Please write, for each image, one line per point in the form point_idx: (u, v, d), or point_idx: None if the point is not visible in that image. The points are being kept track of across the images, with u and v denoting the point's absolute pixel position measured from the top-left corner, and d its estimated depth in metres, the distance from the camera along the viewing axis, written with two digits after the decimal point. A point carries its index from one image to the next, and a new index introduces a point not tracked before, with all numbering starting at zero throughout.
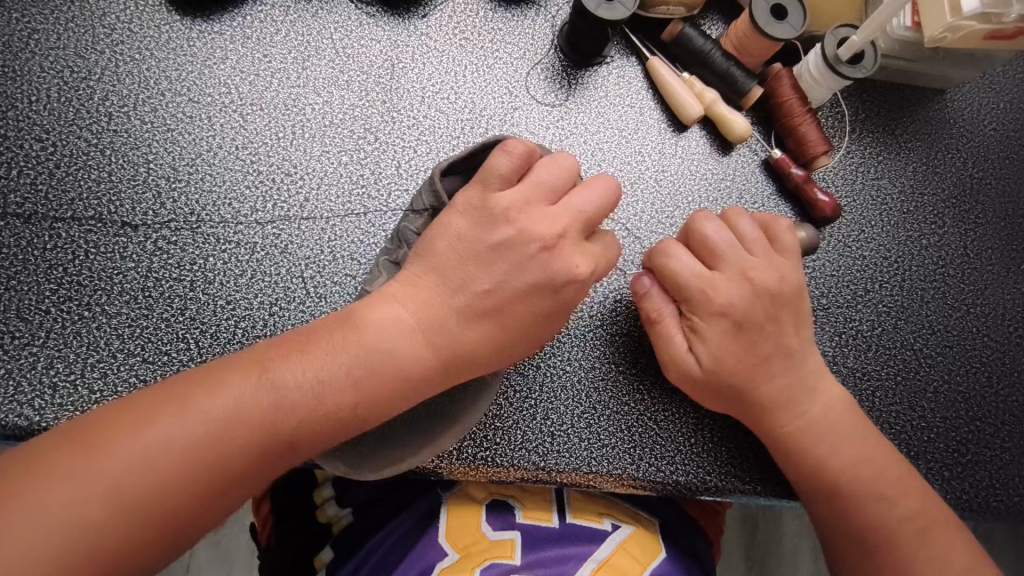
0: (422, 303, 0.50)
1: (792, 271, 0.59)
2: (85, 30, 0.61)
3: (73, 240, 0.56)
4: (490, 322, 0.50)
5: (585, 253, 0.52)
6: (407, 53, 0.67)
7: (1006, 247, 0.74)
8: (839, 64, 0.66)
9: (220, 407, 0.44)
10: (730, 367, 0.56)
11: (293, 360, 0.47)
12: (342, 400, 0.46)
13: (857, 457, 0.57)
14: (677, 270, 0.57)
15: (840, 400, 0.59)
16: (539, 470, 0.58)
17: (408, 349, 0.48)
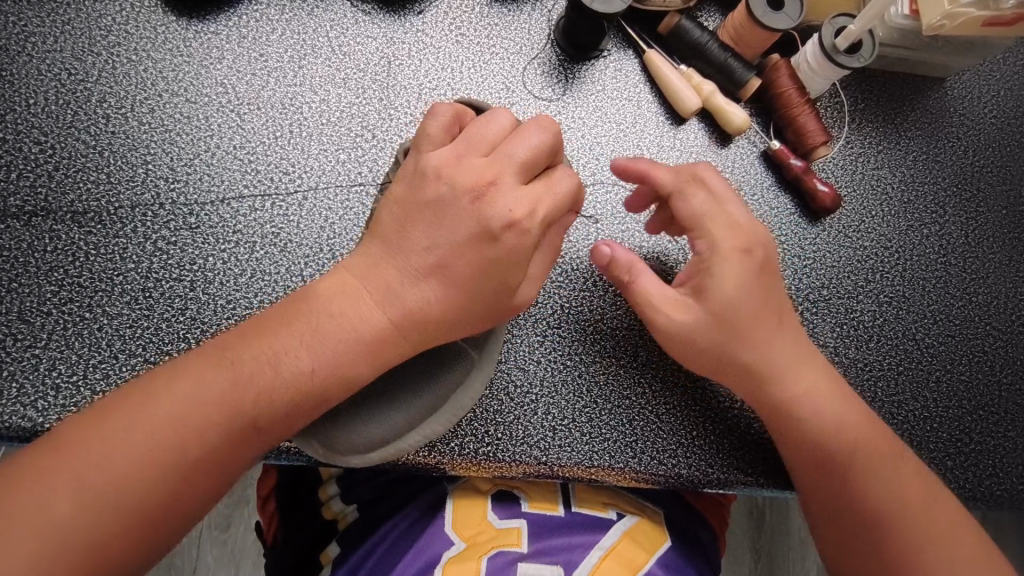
0: (379, 277, 0.48)
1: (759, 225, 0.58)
2: (82, 33, 0.61)
3: (73, 242, 0.56)
4: (435, 280, 0.48)
5: (522, 197, 0.48)
6: (404, 50, 0.67)
7: (1008, 235, 0.74)
8: (837, 54, 0.66)
9: (177, 397, 0.44)
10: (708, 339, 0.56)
11: (251, 338, 0.47)
12: (300, 367, 0.46)
13: (840, 427, 0.57)
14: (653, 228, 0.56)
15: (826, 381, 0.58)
16: (541, 465, 0.58)
17: (364, 318, 0.48)
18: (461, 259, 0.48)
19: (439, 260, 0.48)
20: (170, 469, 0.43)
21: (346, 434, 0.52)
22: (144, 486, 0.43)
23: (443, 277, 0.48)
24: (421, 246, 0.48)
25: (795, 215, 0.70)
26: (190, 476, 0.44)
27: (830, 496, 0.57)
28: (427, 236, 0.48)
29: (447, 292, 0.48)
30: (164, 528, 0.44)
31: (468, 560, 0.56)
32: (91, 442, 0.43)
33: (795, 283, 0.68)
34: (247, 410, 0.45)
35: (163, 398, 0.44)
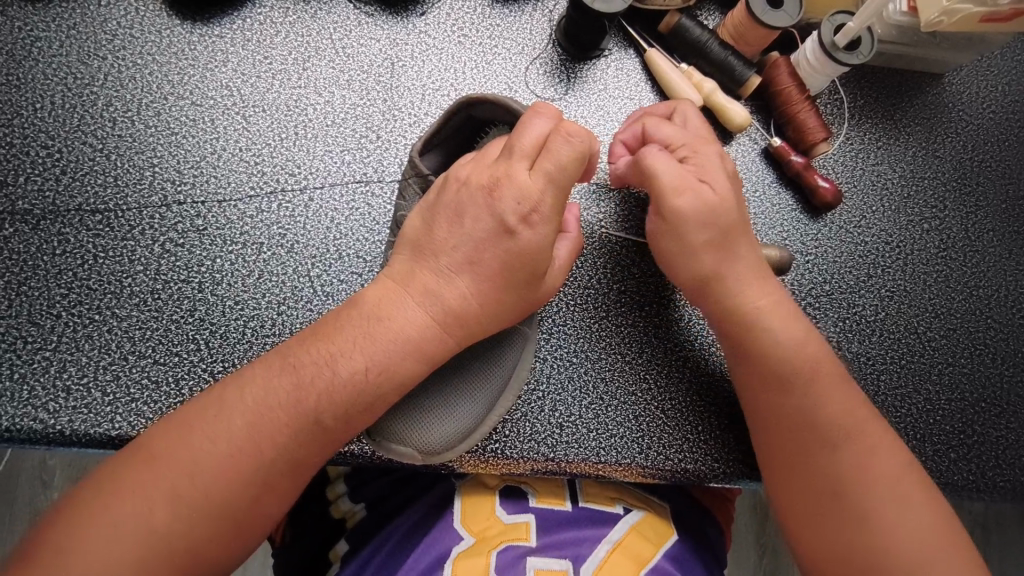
0: (418, 285, 0.49)
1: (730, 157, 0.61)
2: (87, 37, 0.62)
3: (82, 245, 0.57)
4: (466, 276, 0.49)
5: (526, 187, 0.48)
6: (407, 51, 0.67)
7: (1007, 229, 0.74)
8: (836, 51, 0.66)
9: (252, 404, 0.46)
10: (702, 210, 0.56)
11: (309, 346, 0.48)
12: (354, 367, 0.47)
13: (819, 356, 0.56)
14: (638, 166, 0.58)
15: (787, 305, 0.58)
16: (549, 462, 0.59)
17: (404, 320, 0.48)
18: (496, 258, 0.49)
19: (467, 255, 0.49)
20: (255, 469, 0.45)
21: (397, 437, 0.53)
22: (230, 489, 0.44)
23: (478, 266, 0.49)
24: (450, 242, 0.50)
25: (796, 211, 0.70)
26: (271, 477, 0.45)
27: (789, 420, 0.54)
28: (455, 245, 0.49)
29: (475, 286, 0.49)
30: (252, 529, 0.46)
31: (477, 554, 0.56)
32: (177, 452, 0.44)
33: (798, 279, 0.68)
34: (318, 409, 0.46)
35: (238, 404, 0.46)
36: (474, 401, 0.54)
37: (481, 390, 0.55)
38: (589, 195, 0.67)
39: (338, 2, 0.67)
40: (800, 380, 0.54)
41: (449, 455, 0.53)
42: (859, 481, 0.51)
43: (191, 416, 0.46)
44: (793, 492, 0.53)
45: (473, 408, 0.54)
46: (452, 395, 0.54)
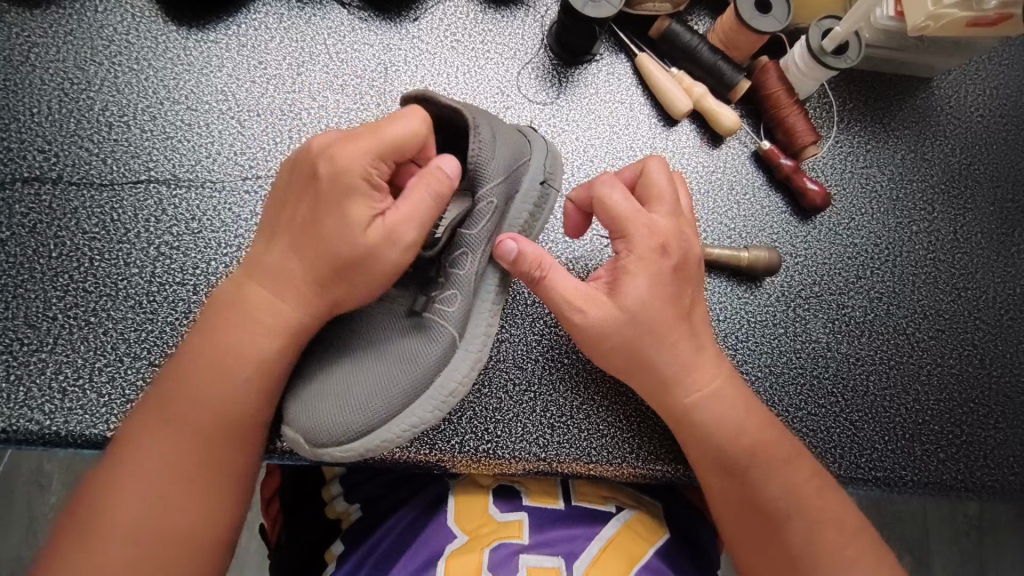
0: (265, 273, 0.49)
1: (662, 216, 0.53)
2: (85, 43, 0.62)
3: (78, 248, 0.58)
4: (288, 248, 0.48)
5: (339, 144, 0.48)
6: (400, 56, 0.68)
7: (996, 231, 0.75)
8: (824, 55, 0.66)
9: (162, 441, 0.47)
10: (650, 308, 0.52)
11: (196, 348, 0.49)
12: (235, 364, 0.48)
13: (760, 434, 0.54)
14: (609, 211, 0.53)
15: (728, 384, 0.55)
16: (541, 462, 0.61)
17: (256, 299, 0.49)
18: (321, 222, 0.47)
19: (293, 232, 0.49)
20: (215, 463, 0.48)
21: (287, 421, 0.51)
22: (184, 522, 0.46)
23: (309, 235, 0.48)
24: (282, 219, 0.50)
25: (786, 213, 0.71)
26: (220, 456, 0.48)
27: (736, 506, 0.53)
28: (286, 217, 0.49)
29: (300, 248, 0.48)
30: (236, 507, 0.49)
31: (469, 552, 0.56)
32: (133, 477, 0.46)
33: (788, 280, 0.70)
34: (224, 394, 0.48)
35: (144, 450, 0.47)
36: (364, 394, 0.50)
37: (373, 383, 0.51)
38: None
39: (332, 8, 0.67)
40: (740, 465, 0.53)
41: (339, 452, 0.50)
42: (814, 553, 0.50)
43: (125, 449, 0.47)
44: (750, 567, 0.53)
45: (363, 404, 0.50)
46: (348, 388, 0.51)
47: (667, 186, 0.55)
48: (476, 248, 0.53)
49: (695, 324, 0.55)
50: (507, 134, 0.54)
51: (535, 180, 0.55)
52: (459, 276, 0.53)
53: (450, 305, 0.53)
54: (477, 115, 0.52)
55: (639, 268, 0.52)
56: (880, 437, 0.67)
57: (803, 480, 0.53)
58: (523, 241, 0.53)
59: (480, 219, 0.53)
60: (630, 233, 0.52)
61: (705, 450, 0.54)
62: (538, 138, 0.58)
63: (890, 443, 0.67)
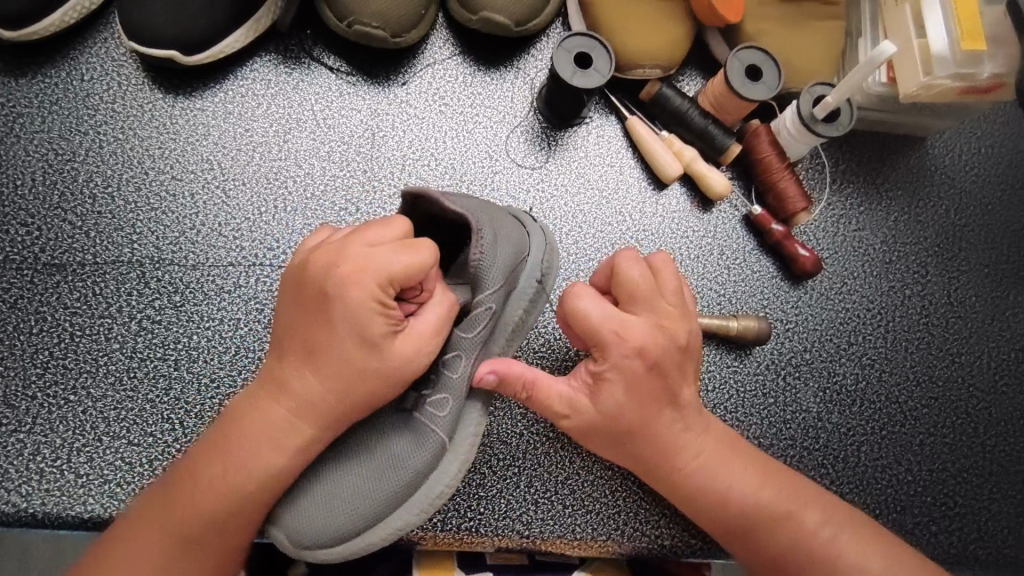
0: (289, 393, 0.48)
1: (636, 316, 0.52)
2: (69, 112, 0.62)
3: (59, 324, 0.58)
4: (309, 367, 0.47)
5: (382, 272, 0.46)
6: (388, 121, 0.67)
7: (992, 294, 0.74)
8: (815, 123, 0.65)
9: (156, 543, 0.47)
10: (626, 404, 0.52)
11: (205, 454, 0.48)
12: (239, 480, 0.47)
13: (764, 492, 0.54)
14: (585, 315, 0.52)
15: (717, 447, 0.55)
16: (524, 539, 0.60)
17: (269, 414, 0.48)
18: (351, 345, 0.47)
19: (317, 351, 0.47)
20: (217, 558, 0.49)
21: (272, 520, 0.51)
22: None
23: (333, 356, 0.47)
24: (307, 333, 0.47)
25: (776, 278, 0.71)
26: (210, 561, 0.48)
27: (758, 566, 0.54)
28: (302, 334, 0.48)
29: (327, 373, 0.47)
30: None
31: None
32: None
33: (777, 347, 0.69)
34: (223, 508, 0.47)
35: (136, 551, 0.47)
36: (349, 498, 0.50)
37: (359, 488, 0.51)
38: (569, 264, 0.68)
39: (320, 72, 0.67)
40: (747, 530, 0.53)
41: (323, 554, 0.51)
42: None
43: (123, 540, 0.47)
44: None
45: (346, 511, 0.50)
46: (332, 492, 0.50)
47: (645, 275, 0.52)
48: (469, 352, 0.53)
49: (683, 404, 0.54)
50: (508, 233, 0.53)
51: (533, 276, 0.55)
52: (451, 381, 0.53)
53: (441, 410, 0.53)
54: (479, 216, 0.52)
55: (616, 376, 0.51)
56: (871, 510, 0.66)
57: (808, 533, 0.53)
58: (502, 365, 0.53)
59: (475, 325, 0.52)
60: (606, 341, 0.51)
61: (707, 521, 0.55)
62: (535, 229, 0.57)
63: (880, 515, 0.66)
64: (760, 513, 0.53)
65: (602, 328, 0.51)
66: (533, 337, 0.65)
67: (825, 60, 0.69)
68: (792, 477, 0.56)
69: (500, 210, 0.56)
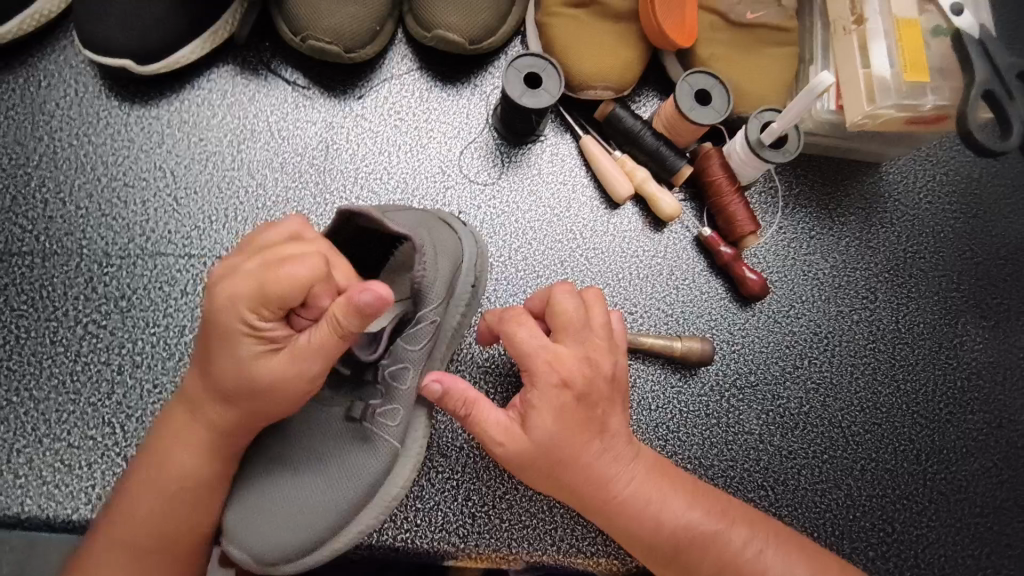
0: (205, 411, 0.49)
1: (567, 348, 0.53)
2: (26, 118, 0.63)
3: (5, 326, 0.59)
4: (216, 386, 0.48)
5: (248, 290, 0.45)
6: (342, 135, 0.68)
7: (941, 322, 0.74)
8: (762, 149, 0.66)
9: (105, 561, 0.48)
10: (558, 434, 0.52)
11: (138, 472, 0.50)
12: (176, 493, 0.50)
13: (692, 513, 0.55)
14: (520, 343, 0.53)
15: (647, 472, 0.55)
16: (459, 551, 0.61)
17: (191, 428, 0.50)
18: (241, 366, 0.46)
19: (215, 373, 0.47)
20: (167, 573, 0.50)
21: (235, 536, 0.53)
22: None
23: (240, 371, 0.47)
24: (205, 356, 0.48)
25: (725, 299, 0.71)
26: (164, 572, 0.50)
27: None
28: (211, 348, 0.47)
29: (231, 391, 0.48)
30: None
31: None
32: None
33: (723, 368, 0.70)
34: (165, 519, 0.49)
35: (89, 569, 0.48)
36: (306, 511, 0.52)
37: (315, 501, 0.52)
38: (518, 280, 0.68)
39: (276, 84, 0.68)
40: (678, 553, 0.54)
41: (290, 566, 0.52)
42: None
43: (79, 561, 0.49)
44: None
45: (301, 523, 0.52)
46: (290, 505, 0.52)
47: (578, 309, 0.54)
48: (416, 363, 0.54)
49: (612, 432, 0.55)
50: (445, 246, 0.54)
51: (467, 283, 0.57)
52: (400, 392, 0.54)
53: (390, 420, 0.53)
54: (420, 233, 0.52)
55: (545, 405, 0.52)
56: (810, 532, 0.67)
57: (735, 555, 0.54)
58: (450, 378, 0.53)
59: (419, 338, 0.53)
60: (537, 370, 0.53)
61: (639, 548, 0.55)
62: (467, 236, 0.59)
63: (818, 538, 0.67)
64: (690, 537, 0.54)
65: (532, 358, 0.53)
66: (478, 352, 0.66)
67: (777, 85, 0.70)
68: (719, 498, 0.57)
69: (433, 221, 0.57)
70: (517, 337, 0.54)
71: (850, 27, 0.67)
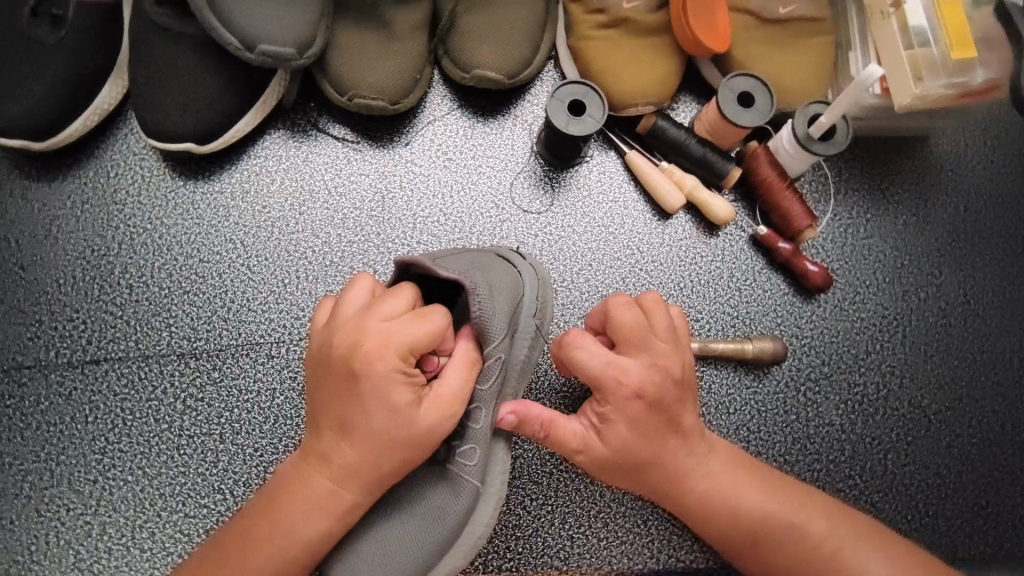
0: (331, 465, 0.50)
1: (632, 359, 0.54)
2: (100, 209, 0.66)
3: (111, 410, 0.62)
4: (347, 441, 0.49)
5: (391, 340, 0.48)
6: (396, 182, 0.70)
7: (1010, 289, 0.74)
8: (811, 142, 0.66)
9: None
10: (635, 439, 0.54)
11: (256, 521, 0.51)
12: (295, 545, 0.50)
13: (776, 504, 0.55)
14: (584, 362, 0.54)
15: (730, 463, 0.57)
16: (563, 573, 0.63)
17: (313, 479, 0.51)
18: (378, 418, 0.49)
19: (350, 426, 0.49)
20: None
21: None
22: None
23: (377, 424, 0.49)
24: (337, 409, 0.49)
25: (788, 294, 0.72)
26: None
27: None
28: (344, 402, 0.49)
29: (363, 446, 0.49)
30: None
31: None
32: None
33: (795, 364, 0.70)
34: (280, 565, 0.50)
35: None
36: (402, 553, 0.54)
37: (408, 542, 0.54)
38: (582, 302, 0.70)
39: (326, 142, 0.70)
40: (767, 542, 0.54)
41: None
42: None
43: None
44: None
45: (400, 563, 0.54)
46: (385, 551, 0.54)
47: (637, 318, 0.55)
48: (489, 402, 0.55)
49: (687, 430, 0.55)
50: (501, 282, 0.56)
51: (530, 317, 0.59)
52: (475, 431, 0.55)
53: (470, 460, 0.55)
54: (473, 275, 0.54)
55: (618, 416, 0.53)
56: (904, 516, 0.67)
57: (812, 541, 0.54)
58: (524, 407, 0.56)
59: (488, 376, 0.55)
60: (605, 384, 0.53)
61: (728, 540, 0.56)
62: (527, 269, 0.61)
63: (913, 521, 0.67)
64: (774, 526, 0.54)
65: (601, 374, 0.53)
66: (554, 377, 0.67)
67: (816, 75, 0.70)
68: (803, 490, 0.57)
69: (492, 258, 0.59)
70: (580, 355, 0.54)
71: (889, 10, 0.66)
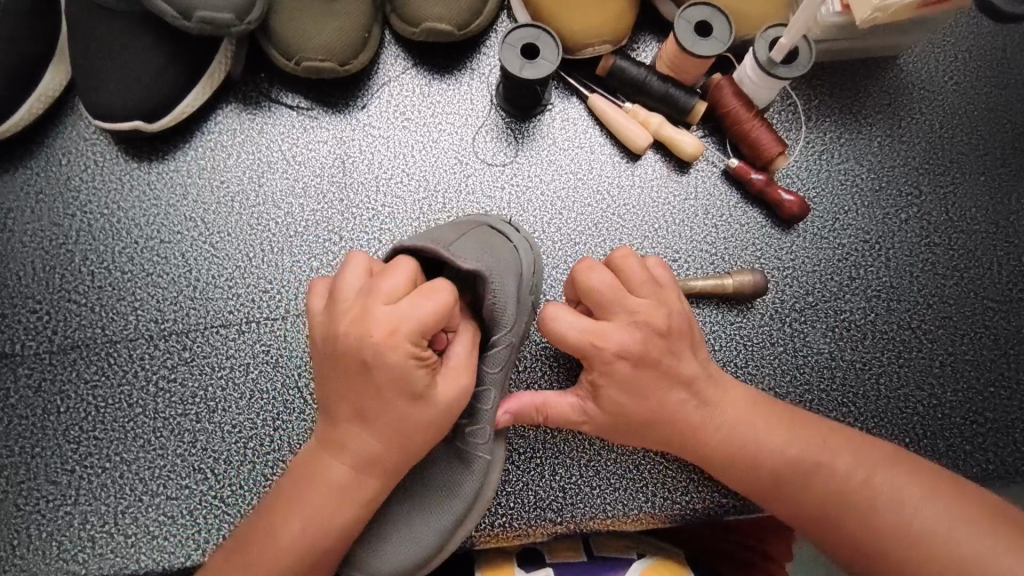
0: (349, 450, 0.49)
1: (613, 322, 0.52)
2: (54, 198, 0.64)
3: (83, 400, 0.61)
4: (365, 424, 0.48)
5: (398, 321, 0.46)
6: (355, 147, 0.69)
7: (992, 202, 0.72)
8: (775, 67, 0.64)
9: None
10: (626, 400, 0.53)
11: (274, 515, 0.49)
12: (316, 535, 0.49)
13: (798, 443, 0.52)
14: (564, 335, 0.52)
15: (745, 408, 0.54)
16: (557, 525, 0.62)
17: (330, 467, 0.49)
18: (396, 400, 0.48)
19: (365, 411, 0.48)
20: None
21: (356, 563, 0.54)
22: None
23: (394, 402, 0.48)
24: (351, 394, 0.48)
25: (766, 227, 0.70)
26: None
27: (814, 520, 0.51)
28: (357, 385, 0.48)
29: (380, 428, 0.48)
30: None
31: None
32: None
33: (778, 296, 0.69)
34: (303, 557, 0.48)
35: None
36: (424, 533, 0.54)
37: (430, 522, 0.54)
38: (556, 252, 0.68)
39: (281, 113, 0.68)
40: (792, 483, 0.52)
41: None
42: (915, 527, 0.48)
43: None
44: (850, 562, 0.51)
45: (422, 543, 0.54)
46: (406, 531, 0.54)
47: (612, 279, 0.53)
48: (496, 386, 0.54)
49: (692, 381, 0.53)
50: (509, 265, 0.55)
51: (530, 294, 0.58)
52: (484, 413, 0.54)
53: (481, 439, 0.55)
54: (488, 264, 0.52)
55: (607, 380, 0.52)
56: (901, 439, 0.66)
57: (841, 481, 0.51)
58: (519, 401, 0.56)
59: (497, 360, 0.54)
60: (588, 353, 0.52)
61: (750, 486, 0.53)
62: (522, 241, 0.59)
63: (910, 443, 0.66)
64: (795, 466, 0.52)
65: (585, 343, 0.52)
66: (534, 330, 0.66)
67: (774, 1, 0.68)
68: (825, 424, 0.54)
69: (489, 233, 0.57)
70: (560, 330, 0.52)
71: None
